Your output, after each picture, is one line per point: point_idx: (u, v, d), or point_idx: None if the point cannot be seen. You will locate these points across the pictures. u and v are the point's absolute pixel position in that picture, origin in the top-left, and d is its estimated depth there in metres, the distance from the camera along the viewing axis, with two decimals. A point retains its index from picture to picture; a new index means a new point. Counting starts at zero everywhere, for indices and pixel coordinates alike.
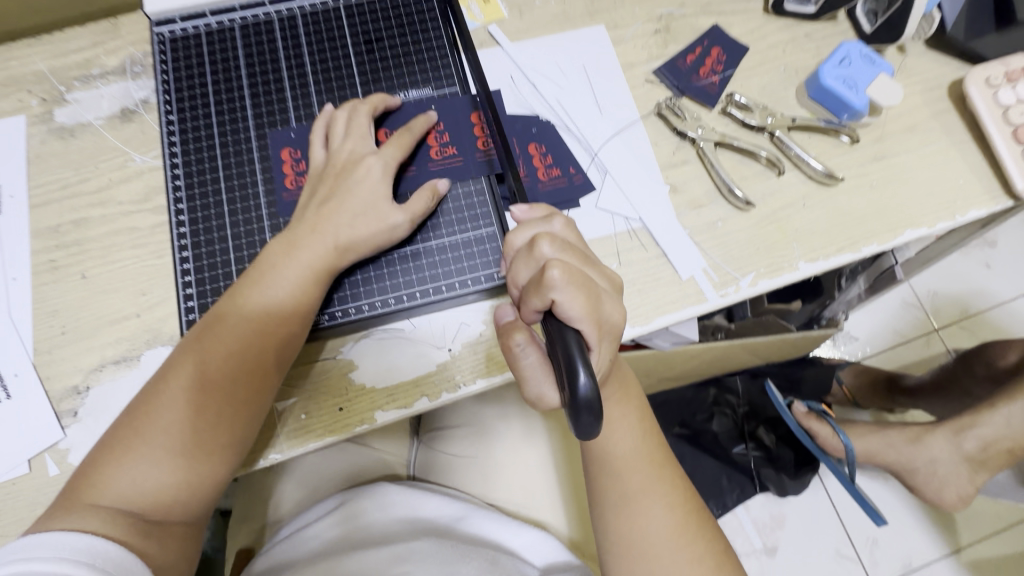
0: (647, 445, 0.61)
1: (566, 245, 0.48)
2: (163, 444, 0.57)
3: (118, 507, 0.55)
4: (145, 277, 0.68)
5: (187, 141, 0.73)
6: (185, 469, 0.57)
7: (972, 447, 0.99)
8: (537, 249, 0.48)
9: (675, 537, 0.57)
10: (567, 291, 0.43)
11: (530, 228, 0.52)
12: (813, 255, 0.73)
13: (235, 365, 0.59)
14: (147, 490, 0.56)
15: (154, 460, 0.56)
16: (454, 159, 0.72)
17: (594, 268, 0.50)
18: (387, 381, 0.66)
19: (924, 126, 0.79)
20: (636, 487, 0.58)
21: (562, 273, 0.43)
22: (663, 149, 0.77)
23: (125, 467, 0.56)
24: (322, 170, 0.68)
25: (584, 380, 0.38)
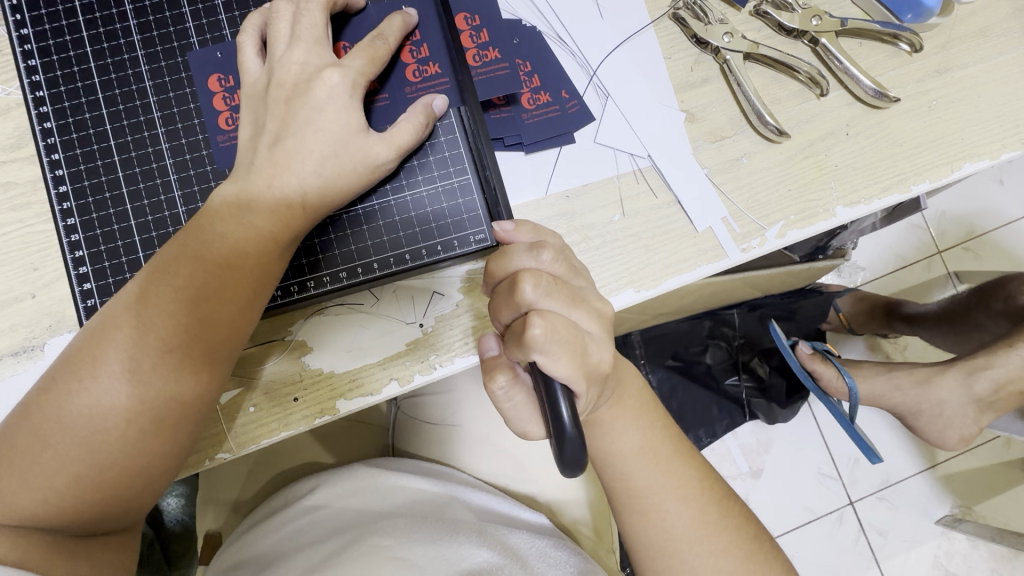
0: (657, 436, 0.52)
1: (555, 286, 0.39)
2: (82, 453, 0.43)
3: (25, 526, 0.42)
4: (36, 247, 0.54)
5: (53, 66, 0.54)
6: (116, 480, 0.44)
7: (983, 388, 0.95)
8: (518, 295, 0.39)
9: (699, 526, 0.50)
10: (550, 352, 0.37)
11: (513, 257, 0.41)
12: (852, 198, 0.60)
13: (175, 352, 0.44)
14: (66, 507, 0.43)
15: (71, 473, 0.43)
16: (439, 81, 0.55)
17: (584, 303, 0.41)
18: (349, 364, 0.56)
19: (998, 29, 0.64)
20: (644, 484, 0.50)
21: (545, 333, 0.37)
22: (679, 63, 0.62)
23: (33, 481, 0.42)
24: (262, 90, 0.50)
25: (570, 429, 0.36)
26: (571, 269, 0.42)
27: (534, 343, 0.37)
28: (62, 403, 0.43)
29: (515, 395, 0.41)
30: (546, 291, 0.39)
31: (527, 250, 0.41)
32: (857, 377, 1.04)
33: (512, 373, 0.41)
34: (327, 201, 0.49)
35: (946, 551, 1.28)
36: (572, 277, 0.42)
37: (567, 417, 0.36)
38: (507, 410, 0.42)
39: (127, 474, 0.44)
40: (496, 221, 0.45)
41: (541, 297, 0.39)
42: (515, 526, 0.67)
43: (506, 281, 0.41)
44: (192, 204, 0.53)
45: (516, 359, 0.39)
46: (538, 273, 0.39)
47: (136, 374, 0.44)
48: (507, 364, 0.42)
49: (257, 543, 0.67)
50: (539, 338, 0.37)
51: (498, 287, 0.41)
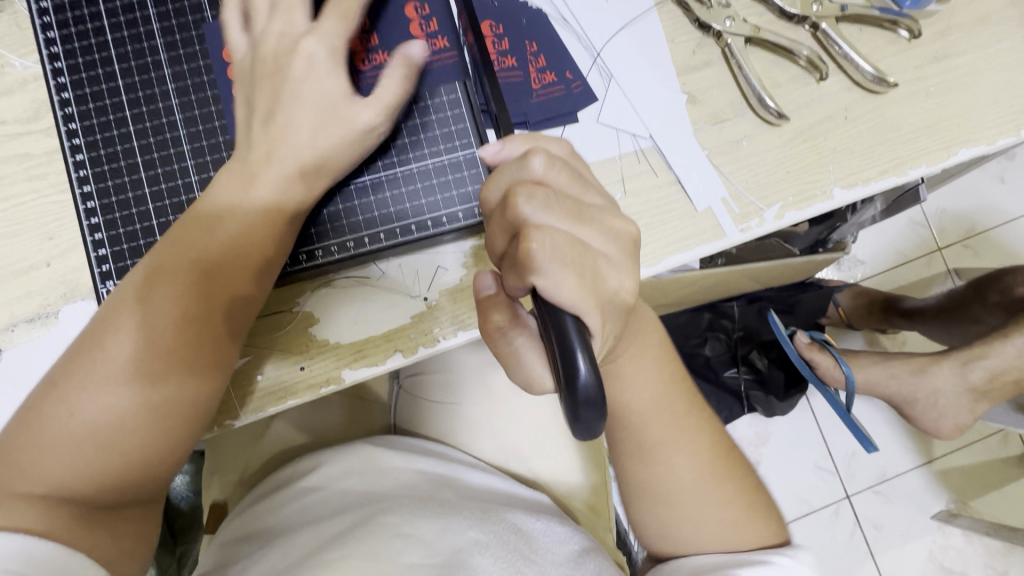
0: (671, 396, 0.53)
1: (553, 199, 0.37)
2: (107, 420, 0.44)
3: (50, 490, 0.43)
4: (51, 217, 0.56)
5: (71, 38, 0.56)
6: (141, 445, 0.45)
7: (978, 378, 0.96)
8: (514, 211, 0.37)
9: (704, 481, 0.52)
10: (554, 271, 0.35)
11: (506, 175, 0.40)
12: (850, 181, 0.62)
13: (197, 318, 0.46)
14: (93, 473, 0.44)
15: (97, 440, 0.44)
16: (447, 55, 0.57)
17: (591, 220, 0.39)
18: (355, 335, 0.57)
19: (996, 17, 0.65)
20: (654, 439, 0.52)
21: (546, 248, 0.35)
22: (682, 46, 0.63)
23: (61, 448, 0.43)
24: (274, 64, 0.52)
25: (585, 375, 0.33)
26: (572, 179, 0.40)
27: (534, 263, 0.35)
28: (85, 371, 0.44)
29: (518, 340, 0.39)
30: (543, 205, 0.37)
31: (518, 162, 0.39)
32: (854, 367, 1.06)
33: (511, 313, 0.39)
34: (339, 173, 0.51)
35: (940, 544, 1.29)
36: (578, 191, 0.40)
37: (582, 363, 0.33)
38: (510, 356, 0.40)
39: (151, 438, 0.45)
40: (483, 145, 0.43)
41: (538, 211, 0.37)
42: (520, 506, 0.68)
43: (500, 203, 0.39)
44: (205, 173, 0.54)
45: (518, 288, 0.37)
46: (535, 187, 0.38)
47: (157, 342, 0.45)
48: (506, 304, 0.40)
49: (265, 518, 0.68)
50: (540, 258, 0.35)
51: (494, 211, 0.39)
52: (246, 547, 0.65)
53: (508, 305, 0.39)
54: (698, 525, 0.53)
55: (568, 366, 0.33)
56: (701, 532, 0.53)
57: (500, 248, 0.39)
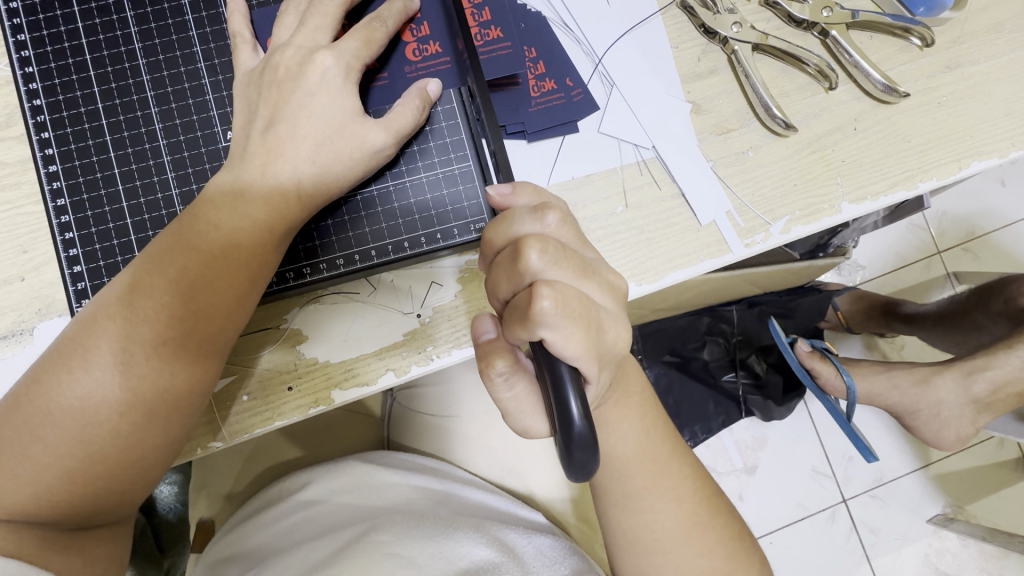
0: (652, 439, 0.51)
1: (563, 254, 0.36)
2: (73, 447, 0.42)
3: (15, 520, 0.41)
4: (24, 229, 0.53)
5: (43, 42, 0.53)
6: (111, 475, 0.43)
7: (981, 389, 0.94)
8: (522, 263, 0.36)
9: (689, 527, 0.50)
10: (560, 327, 0.34)
11: (516, 222, 0.39)
12: (859, 194, 0.60)
13: (172, 343, 0.43)
14: (56, 501, 0.42)
15: (62, 467, 0.41)
16: (438, 61, 0.54)
17: (596, 276, 0.38)
18: (345, 353, 0.55)
19: (1010, 25, 0.63)
20: (639, 485, 0.50)
21: (555, 305, 0.34)
22: (687, 53, 0.60)
23: (21, 474, 0.41)
24: (258, 71, 0.49)
25: (579, 422, 0.32)
26: (579, 237, 0.39)
27: (541, 316, 0.33)
28: (50, 395, 0.42)
29: (515, 388, 0.37)
30: (553, 259, 0.36)
31: (530, 214, 0.39)
32: (855, 376, 1.04)
33: (512, 359, 0.37)
34: (324, 188, 0.48)
35: (937, 550, 1.28)
36: (582, 249, 0.39)
37: (576, 410, 0.32)
38: (506, 401, 0.38)
39: (120, 467, 0.43)
40: (492, 187, 0.43)
41: (547, 266, 0.36)
42: (514, 525, 0.66)
43: (508, 248, 0.38)
44: (186, 186, 0.52)
45: (520, 338, 0.35)
46: (544, 240, 0.36)
47: (129, 368, 0.42)
48: (506, 348, 0.38)
49: (252, 537, 0.66)
50: (548, 311, 0.33)
51: (500, 257, 0.38)
52: (231, 568, 0.64)
53: (508, 351, 0.38)
54: (700, 566, 0.50)
55: (562, 413, 0.32)
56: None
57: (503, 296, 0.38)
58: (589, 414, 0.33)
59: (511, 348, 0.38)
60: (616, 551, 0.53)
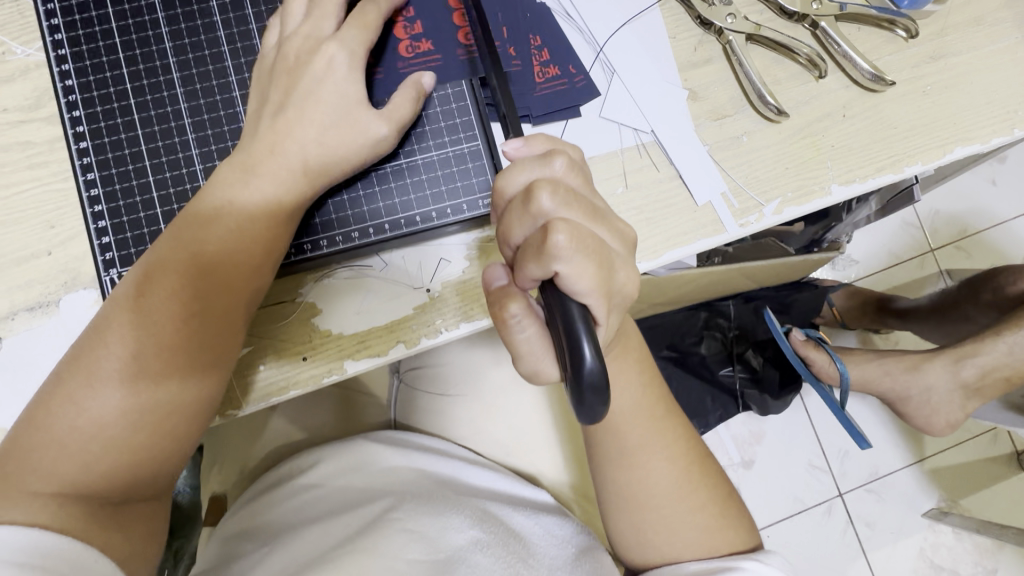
0: (649, 399, 0.54)
1: (572, 196, 0.38)
2: (113, 417, 0.44)
3: (64, 492, 0.42)
4: (52, 206, 0.56)
5: (75, 26, 0.55)
6: (148, 438, 0.45)
7: (970, 375, 0.97)
8: (535, 206, 0.38)
9: (681, 485, 0.53)
10: (573, 260, 0.36)
11: (526, 170, 0.41)
12: (848, 177, 0.62)
13: (201, 312, 0.46)
14: (101, 474, 0.43)
15: (104, 436, 0.43)
16: (430, 57, 0.57)
17: (604, 221, 0.40)
18: (357, 326, 0.57)
19: (991, 18, 0.66)
20: (636, 446, 0.53)
21: (569, 240, 0.36)
22: (684, 43, 0.63)
23: (67, 447, 0.43)
24: (281, 57, 0.52)
25: (591, 362, 0.34)
26: (587, 183, 0.41)
27: (556, 251, 0.35)
28: (87, 372, 0.44)
29: (529, 327, 0.39)
30: (564, 201, 0.38)
31: (537, 160, 0.41)
32: (848, 364, 1.07)
33: (525, 302, 0.39)
34: (341, 161, 0.51)
35: (931, 542, 1.30)
36: (590, 194, 0.41)
37: (588, 350, 0.34)
38: (520, 345, 0.40)
39: (160, 434, 0.45)
40: (505, 140, 0.44)
41: (558, 207, 0.38)
42: (521, 505, 0.69)
43: (518, 195, 0.40)
44: (209, 162, 0.54)
45: (534, 275, 0.37)
46: (555, 183, 0.38)
47: (162, 338, 0.45)
48: (518, 293, 0.40)
49: (265, 514, 0.68)
50: (563, 247, 0.35)
51: (511, 204, 0.40)
52: (247, 543, 0.65)
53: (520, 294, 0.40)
54: (696, 523, 0.53)
55: (574, 353, 0.34)
56: (682, 535, 0.53)
57: (517, 241, 0.40)
58: (600, 354, 0.34)
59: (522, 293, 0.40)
60: (615, 517, 0.55)
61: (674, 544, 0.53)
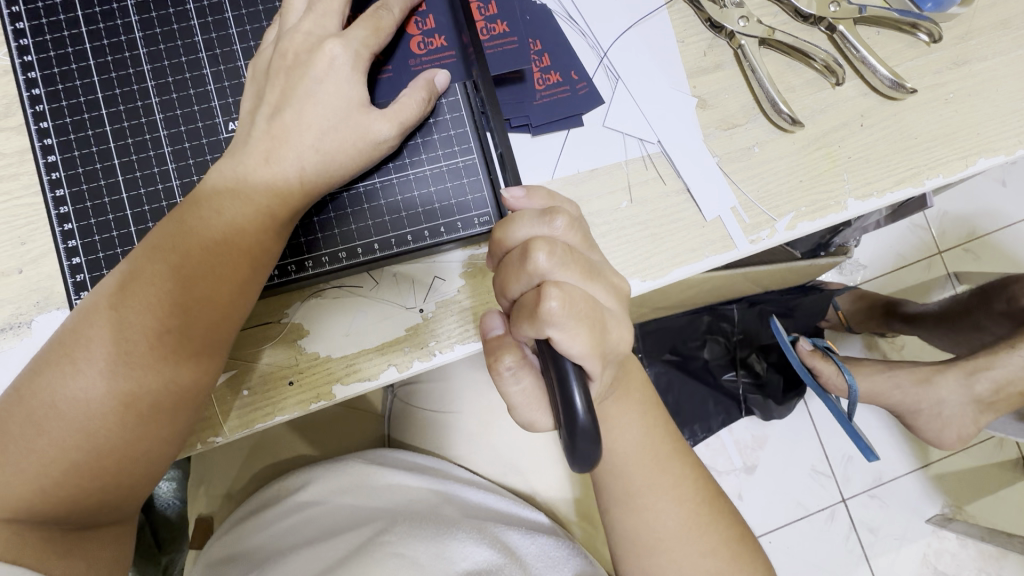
0: (650, 431, 0.51)
1: (570, 257, 0.36)
2: (80, 440, 0.41)
3: (19, 520, 0.40)
4: (22, 221, 0.53)
5: (42, 30, 0.52)
6: (117, 466, 0.42)
7: (983, 389, 0.94)
8: (530, 265, 0.36)
9: (689, 526, 0.49)
10: (567, 326, 0.34)
11: (524, 221, 0.39)
12: (865, 190, 0.59)
13: (175, 333, 0.43)
14: (62, 498, 0.41)
15: (68, 461, 0.41)
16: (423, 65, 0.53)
17: (601, 278, 0.38)
18: (346, 348, 0.54)
19: (1018, 21, 0.63)
20: (641, 483, 0.49)
21: (562, 306, 0.34)
22: (692, 48, 0.60)
23: (28, 468, 0.40)
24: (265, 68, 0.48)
25: (583, 415, 0.32)
26: (586, 238, 0.39)
27: (548, 317, 0.34)
28: (54, 388, 0.41)
29: (522, 380, 0.38)
30: (561, 261, 0.36)
31: (538, 216, 0.38)
32: (856, 375, 1.04)
33: (521, 354, 0.38)
34: (326, 178, 0.47)
35: (935, 551, 1.28)
36: (588, 249, 0.39)
37: (582, 405, 0.32)
38: (512, 397, 0.39)
39: (127, 461, 0.42)
40: (506, 189, 0.43)
41: (555, 269, 0.36)
42: (515, 525, 0.66)
43: (516, 250, 0.38)
44: (187, 177, 0.51)
45: (526, 335, 0.36)
46: (552, 241, 0.37)
47: (133, 359, 0.42)
48: (514, 344, 0.39)
49: (250, 538, 0.65)
50: (556, 314, 0.34)
51: (507, 259, 0.38)
52: (233, 570, 0.62)
53: (516, 346, 0.39)
54: (702, 566, 0.49)
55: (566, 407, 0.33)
56: None
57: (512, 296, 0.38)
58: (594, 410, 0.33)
59: (518, 345, 0.39)
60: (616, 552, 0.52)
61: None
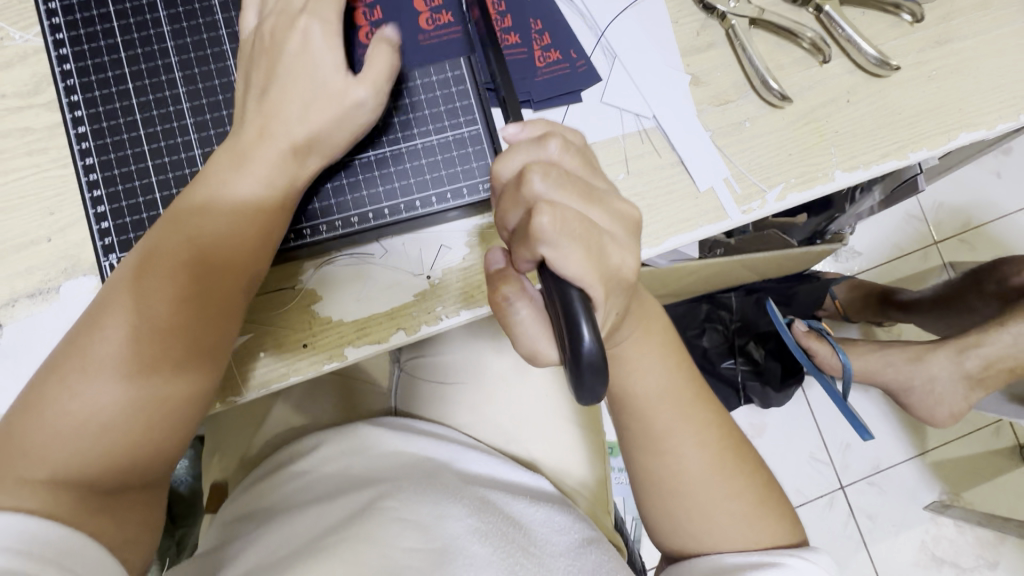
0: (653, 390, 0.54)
1: (565, 179, 0.38)
2: (111, 399, 0.44)
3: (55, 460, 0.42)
4: (51, 193, 0.56)
5: (72, 9, 0.55)
6: (152, 421, 0.45)
7: (973, 365, 0.97)
8: (525, 188, 0.37)
9: (697, 481, 0.52)
10: (560, 244, 0.36)
11: (520, 152, 0.40)
12: (851, 163, 0.62)
13: (197, 294, 0.46)
14: (97, 451, 0.43)
15: (102, 419, 0.43)
16: (438, 38, 0.56)
17: (601, 203, 0.39)
18: (358, 313, 0.57)
19: (998, 3, 0.66)
20: (639, 432, 0.53)
21: (554, 223, 0.35)
22: (686, 28, 0.63)
23: (66, 428, 0.43)
24: (284, 37, 0.52)
25: (588, 344, 0.34)
26: (584, 164, 0.41)
27: (540, 235, 0.35)
28: (93, 338, 0.44)
29: (525, 303, 0.40)
30: (555, 183, 0.37)
31: (533, 143, 0.40)
32: (851, 355, 1.06)
33: (521, 285, 0.40)
34: (341, 145, 0.50)
35: (931, 532, 1.30)
36: (585, 174, 0.40)
37: (587, 333, 0.34)
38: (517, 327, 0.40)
39: (157, 416, 0.45)
40: (503, 126, 0.42)
41: (550, 189, 0.37)
42: (518, 494, 0.68)
43: (511, 179, 0.39)
44: (208, 147, 0.54)
45: (526, 259, 0.38)
46: (548, 166, 0.38)
47: (160, 318, 0.45)
48: (517, 276, 0.40)
49: (265, 498, 0.68)
50: (548, 230, 0.35)
51: (506, 189, 0.40)
52: (245, 526, 0.65)
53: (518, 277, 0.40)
54: (705, 517, 0.52)
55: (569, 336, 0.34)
56: (668, 521, 0.53)
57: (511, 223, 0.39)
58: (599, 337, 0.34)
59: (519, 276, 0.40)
60: None
61: (678, 535, 0.54)
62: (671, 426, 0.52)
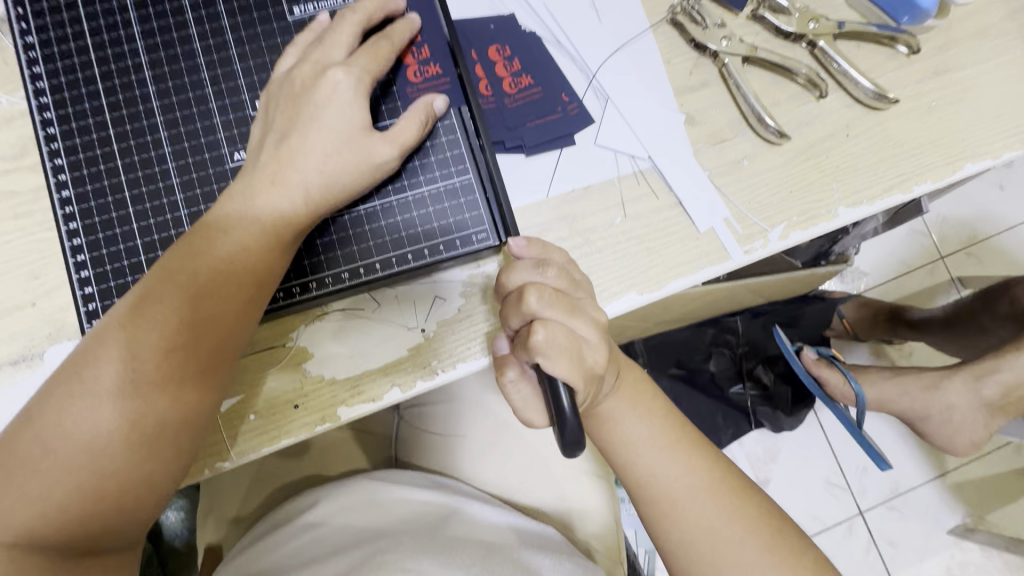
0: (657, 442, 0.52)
1: (556, 298, 0.42)
2: (88, 458, 0.41)
3: (28, 547, 0.40)
4: (36, 256, 0.55)
5: (58, 73, 0.54)
6: (130, 481, 0.43)
7: (992, 392, 0.93)
8: (523, 305, 0.42)
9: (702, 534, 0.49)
10: (552, 356, 0.40)
11: (519, 269, 0.45)
12: (854, 199, 0.60)
13: (181, 350, 0.44)
14: (73, 521, 0.41)
15: (78, 481, 0.41)
16: (437, 84, 0.56)
17: (585, 314, 0.44)
18: (350, 370, 0.55)
19: (995, 31, 0.65)
20: (647, 492, 0.50)
21: (546, 338, 0.40)
22: (678, 67, 0.62)
23: (39, 491, 0.41)
24: (278, 89, 0.51)
25: (568, 413, 0.39)
26: (573, 282, 0.45)
27: (536, 348, 0.40)
28: (64, 407, 0.42)
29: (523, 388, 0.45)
30: (548, 302, 0.42)
31: (531, 265, 0.44)
32: (862, 382, 1.03)
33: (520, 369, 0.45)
34: (329, 199, 0.49)
35: (958, 562, 1.25)
36: (573, 290, 0.45)
37: (567, 404, 0.39)
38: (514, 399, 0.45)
39: (137, 477, 0.43)
40: (510, 238, 0.47)
41: (544, 308, 0.42)
42: (527, 545, 0.64)
43: (511, 291, 0.44)
44: (195, 206, 0.53)
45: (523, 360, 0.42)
46: (543, 286, 0.43)
47: (142, 376, 0.43)
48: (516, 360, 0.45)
49: (254, 562, 0.64)
50: (541, 344, 0.40)
51: (505, 297, 0.44)
52: None
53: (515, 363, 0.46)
54: None
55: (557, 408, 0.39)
56: None
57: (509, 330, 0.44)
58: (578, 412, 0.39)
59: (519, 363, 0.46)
60: None
61: None
62: (681, 480, 0.49)
